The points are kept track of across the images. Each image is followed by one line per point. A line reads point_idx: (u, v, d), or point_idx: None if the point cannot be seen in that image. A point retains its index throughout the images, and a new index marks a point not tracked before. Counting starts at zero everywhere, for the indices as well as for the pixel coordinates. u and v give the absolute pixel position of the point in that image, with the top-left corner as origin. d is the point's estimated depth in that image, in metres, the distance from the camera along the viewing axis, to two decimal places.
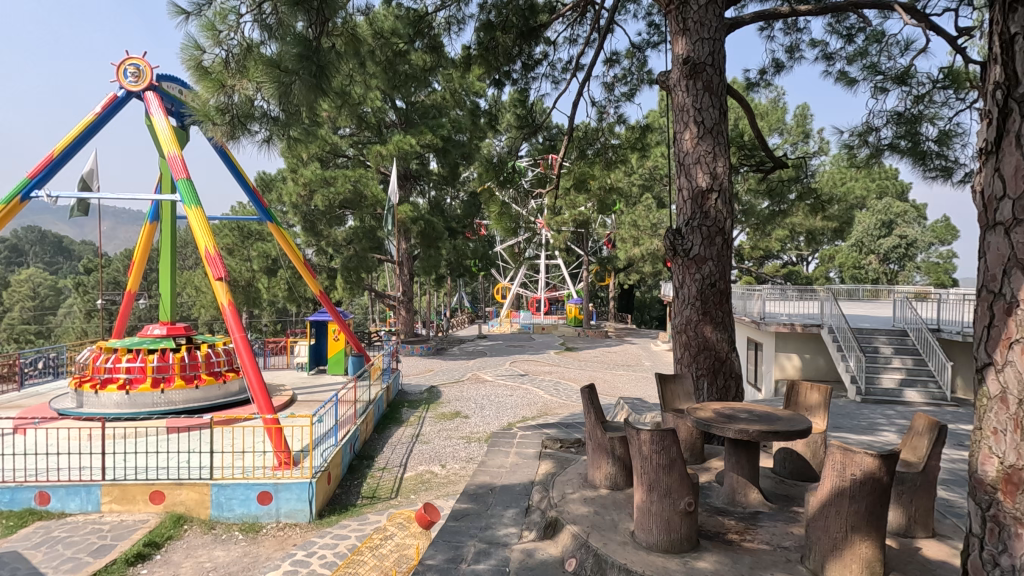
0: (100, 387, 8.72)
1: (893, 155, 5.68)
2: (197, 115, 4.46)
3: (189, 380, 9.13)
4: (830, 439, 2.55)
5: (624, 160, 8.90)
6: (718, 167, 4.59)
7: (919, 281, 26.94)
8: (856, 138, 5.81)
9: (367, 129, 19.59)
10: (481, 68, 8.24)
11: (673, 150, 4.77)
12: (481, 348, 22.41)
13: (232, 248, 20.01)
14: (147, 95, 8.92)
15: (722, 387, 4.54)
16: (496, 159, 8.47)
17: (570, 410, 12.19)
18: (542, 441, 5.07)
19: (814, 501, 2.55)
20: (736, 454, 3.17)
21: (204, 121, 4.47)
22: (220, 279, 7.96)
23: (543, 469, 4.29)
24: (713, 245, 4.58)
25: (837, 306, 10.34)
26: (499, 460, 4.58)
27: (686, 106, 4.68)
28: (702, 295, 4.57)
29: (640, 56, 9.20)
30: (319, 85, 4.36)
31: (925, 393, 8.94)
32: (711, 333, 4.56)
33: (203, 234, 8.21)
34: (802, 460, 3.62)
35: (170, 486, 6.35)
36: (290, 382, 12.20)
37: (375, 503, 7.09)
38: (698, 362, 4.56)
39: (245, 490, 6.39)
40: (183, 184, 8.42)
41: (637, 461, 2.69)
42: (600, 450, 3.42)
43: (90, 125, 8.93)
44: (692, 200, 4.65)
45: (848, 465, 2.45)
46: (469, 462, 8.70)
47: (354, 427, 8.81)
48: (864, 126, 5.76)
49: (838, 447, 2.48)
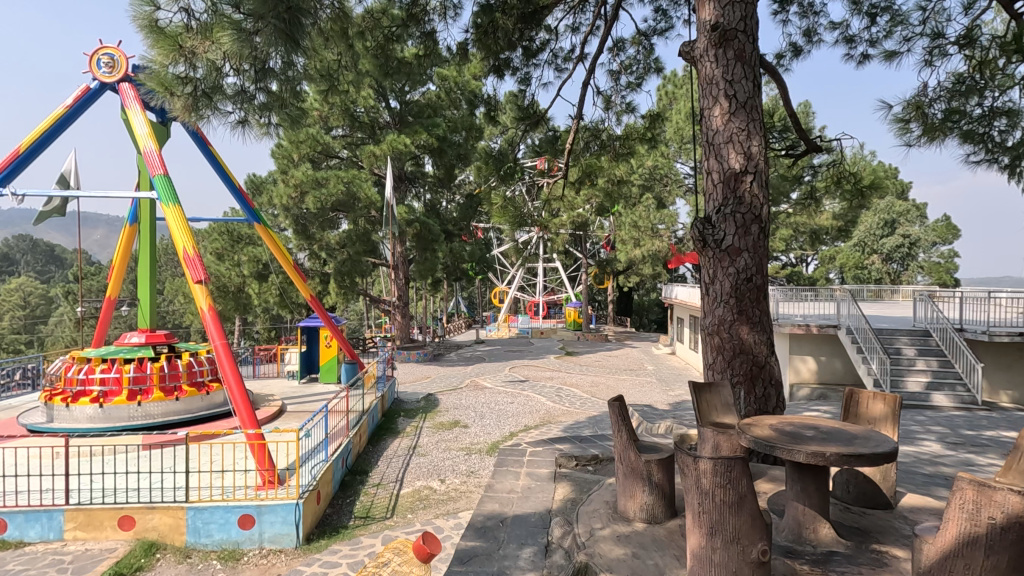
0: (71, 400, 8.11)
1: (946, 134, 5.18)
2: (155, 86, 4.06)
3: (169, 392, 8.51)
4: (962, 475, 2.32)
5: (633, 153, 8.27)
6: (753, 145, 4.05)
7: (922, 281, 26.57)
8: (907, 112, 5.33)
9: (360, 129, 19.07)
10: (479, 54, 7.73)
11: (700, 129, 4.24)
12: (479, 354, 21.80)
13: (222, 253, 19.37)
14: (122, 86, 8.33)
15: (761, 397, 3.98)
16: (497, 151, 7.96)
17: (575, 418, 11.60)
18: (555, 459, 4.54)
19: (935, 549, 2.36)
20: (802, 482, 2.77)
21: (164, 93, 4.08)
22: (199, 282, 7.34)
23: (560, 494, 3.75)
24: (750, 232, 4.03)
25: (856, 306, 9.85)
26: (509, 484, 4.03)
27: (715, 79, 4.15)
28: (737, 290, 4.02)
29: (647, 43, 8.68)
30: (291, 34, 3.90)
31: (953, 397, 8.45)
32: (748, 335, 4.01)
33: (181, 234, 7.60)
34: (871, 486, 3.26)
35: (141, 509, 5.75)
36: (280, 391, 11.59)
37: (369, 524, 6.49)
38: (733, 368, 4.01)
39: (224, 513, 5.79)
40: (159, 180, 7.82)
41: (693, 497, 2.35)
42: (634, 476, 2.91)
43: (60, 118, 8.35)
44: (723, 183, 4.10)
45: (985, 508, 2.22)
46: (471, 476, 8.13)
47: (347, 439, 8.22)
48: (916, 99, 5.28)
49: (973, 484, 2.25)
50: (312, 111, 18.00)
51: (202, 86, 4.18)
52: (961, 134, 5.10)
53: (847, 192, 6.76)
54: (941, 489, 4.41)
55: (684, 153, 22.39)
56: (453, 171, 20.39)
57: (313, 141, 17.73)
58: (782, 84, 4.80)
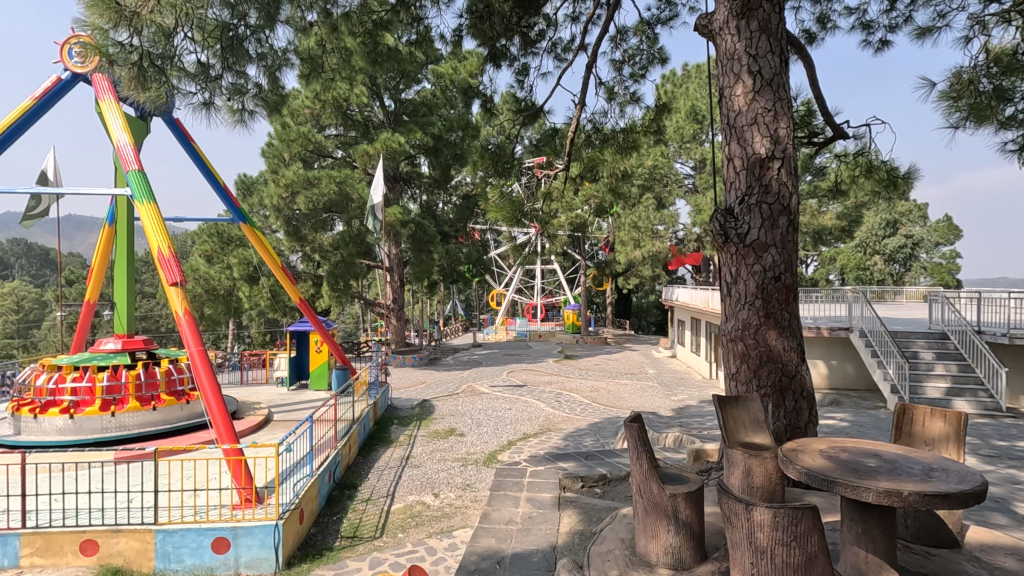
0: (41, 411, 7.63)
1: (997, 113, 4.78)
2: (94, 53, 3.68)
3: (146, 402, 8.01)
4: None
5: (638, 146, 7.80)
6: (781, 126, 3.60)
7: (924, 283, 26.22)
8: (955, 89, 4.92)
9: (354, 128, 18.52)
10: (474, 40, 7.26)
11: (720, 110, 3.79)
12: (475, 358, 21.28)
13: (211, 256, 18.52)
14: (95, 77, 7.87)
15: (791, 412, 3.52)
16: (493, 145, 7.49)
17: (576, 426, 11.14)
18: (559, 481, 4.10)
19: None
20: (865, 525, 2.59)
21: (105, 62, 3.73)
22: (174, 284, 6.84)
23: (566, 526, 3.36)
24: (777, 225, 3.58)
25: (870, 308, 9.38)
26: (507, 512, 3.61)
27: (737, 53, 3.70)
28: (764, 290, 3.57)
29: (651, 32, 8.25)
30: None
31: (976, 404, 8.00)
32: (776, 341, 3.55)
33: (156, 233, 7.12)
34: (935, 523, 3.16)
35: (105, 533, 5.25)
36: (268, 398, 11.11)
37: (356, 545, 5.99)
38: (760, 378, 3.55)
39: (196, 536, 5.30)
40: (133, 176, 7.34)
41: (749, 555, 2.30)
42: (657, 513, 2.57)
43: (29, 110, 7.86)
44: (747, 170, 3.65)
45: None
46: (467, 490, 7.67)
47: (334, 451, 7.74)
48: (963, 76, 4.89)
49: None
50: (303, 109, 17.53)
51: (155, 57, 3.93)
52: (1011, 114, 4.71)
53: (879, 184, 5.85)
54: (987, 514, 4.03)
55: (684, 153, 22.01)
56: (449, 172, 19.99)
57: (305, 139, 17.26)
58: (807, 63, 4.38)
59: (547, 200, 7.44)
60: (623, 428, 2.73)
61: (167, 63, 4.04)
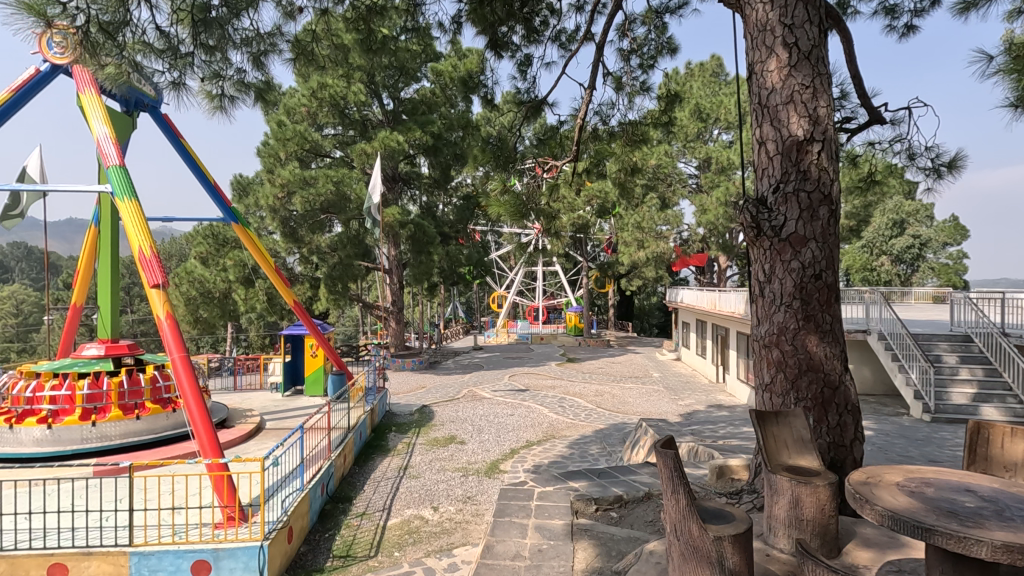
0: (17, 421, 7.22)
1: None
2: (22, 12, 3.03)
3: (129, 410, 7.59)
4: None
5: (648, 139, 7.39)
6: (820, 105, 3.20)
7: (932, 284, 25.83)
8: (1012, 65, 4.50)
9: (352, 127, 18.09)
10: (474, 27, 6.86)
11: (751, 88, 3.39)
12: (476, 361, 20.89)
13: (206, 258, 18.55)
14: (74, 69, 7.46)
15: (835, 428, 3.10)
16: (495, 138, 7.07)
17: (581, 433, 10.72)
18: (570, 505, 3.71)
19: None
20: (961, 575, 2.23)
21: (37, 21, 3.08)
22: (155, 286, 6.43)
23: (581, 561, 2.96)
24: (817, 216, 3.17)
25: (889, 309, 8.97)
26: (513, 543, 3.20)
27: (770, 23, 3.29)
28: (802, 289, 3.16)
29: (659, 21, 7.82)
30: None
31: (1006, 410, 7.43)
32: (817, 347, 3.13)
33: (138, 232, 6.70)
34: None
35: (75, 556, 4.81)
36: (261, 405, 10.71)
37: (349, 566, 5.57)
38: (799, 389, 3.14)
39: (174, 559, 4.86)
40: (114, 172, 6.93)
41: None
42: (699, 560, 2.17)
43: (5, 103, 7.45)
44: (783, 155, 3.24)
45: None
46: (468, 503, 7.24)
47: (327, 463, 7.33)
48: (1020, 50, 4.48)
49: None
50: (299, 108, 17.14)
51: (106, 24, 3.58)
52: None
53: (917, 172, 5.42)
54: None
55: (688, 152, 21.62)
56: (449, 172, 19.63)
57: (301, 138, 16.86)
58: (844, 37, 3.96)
59: (552, 193, 6.98)
60: (654, 456, 2.34)
61: (120, 33, 3.71)
